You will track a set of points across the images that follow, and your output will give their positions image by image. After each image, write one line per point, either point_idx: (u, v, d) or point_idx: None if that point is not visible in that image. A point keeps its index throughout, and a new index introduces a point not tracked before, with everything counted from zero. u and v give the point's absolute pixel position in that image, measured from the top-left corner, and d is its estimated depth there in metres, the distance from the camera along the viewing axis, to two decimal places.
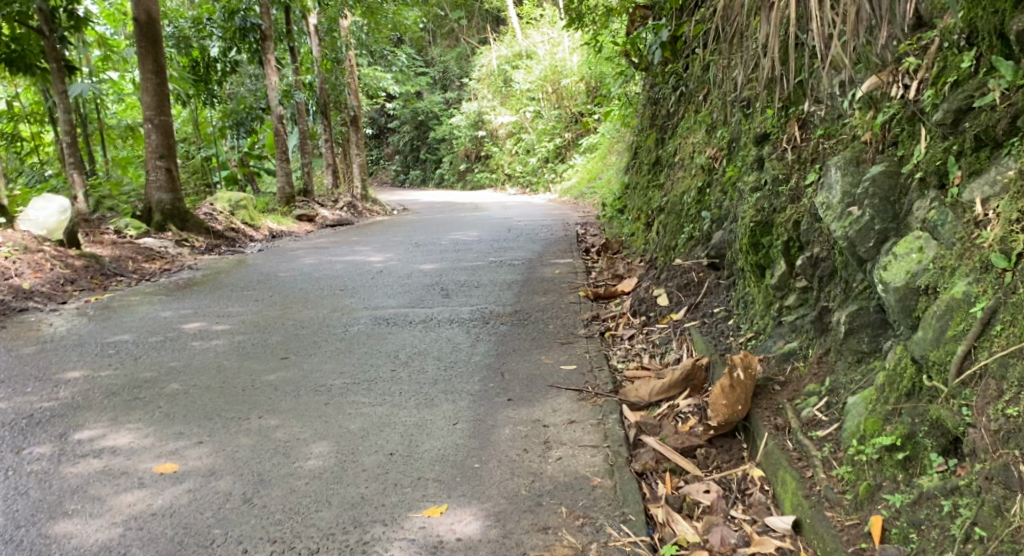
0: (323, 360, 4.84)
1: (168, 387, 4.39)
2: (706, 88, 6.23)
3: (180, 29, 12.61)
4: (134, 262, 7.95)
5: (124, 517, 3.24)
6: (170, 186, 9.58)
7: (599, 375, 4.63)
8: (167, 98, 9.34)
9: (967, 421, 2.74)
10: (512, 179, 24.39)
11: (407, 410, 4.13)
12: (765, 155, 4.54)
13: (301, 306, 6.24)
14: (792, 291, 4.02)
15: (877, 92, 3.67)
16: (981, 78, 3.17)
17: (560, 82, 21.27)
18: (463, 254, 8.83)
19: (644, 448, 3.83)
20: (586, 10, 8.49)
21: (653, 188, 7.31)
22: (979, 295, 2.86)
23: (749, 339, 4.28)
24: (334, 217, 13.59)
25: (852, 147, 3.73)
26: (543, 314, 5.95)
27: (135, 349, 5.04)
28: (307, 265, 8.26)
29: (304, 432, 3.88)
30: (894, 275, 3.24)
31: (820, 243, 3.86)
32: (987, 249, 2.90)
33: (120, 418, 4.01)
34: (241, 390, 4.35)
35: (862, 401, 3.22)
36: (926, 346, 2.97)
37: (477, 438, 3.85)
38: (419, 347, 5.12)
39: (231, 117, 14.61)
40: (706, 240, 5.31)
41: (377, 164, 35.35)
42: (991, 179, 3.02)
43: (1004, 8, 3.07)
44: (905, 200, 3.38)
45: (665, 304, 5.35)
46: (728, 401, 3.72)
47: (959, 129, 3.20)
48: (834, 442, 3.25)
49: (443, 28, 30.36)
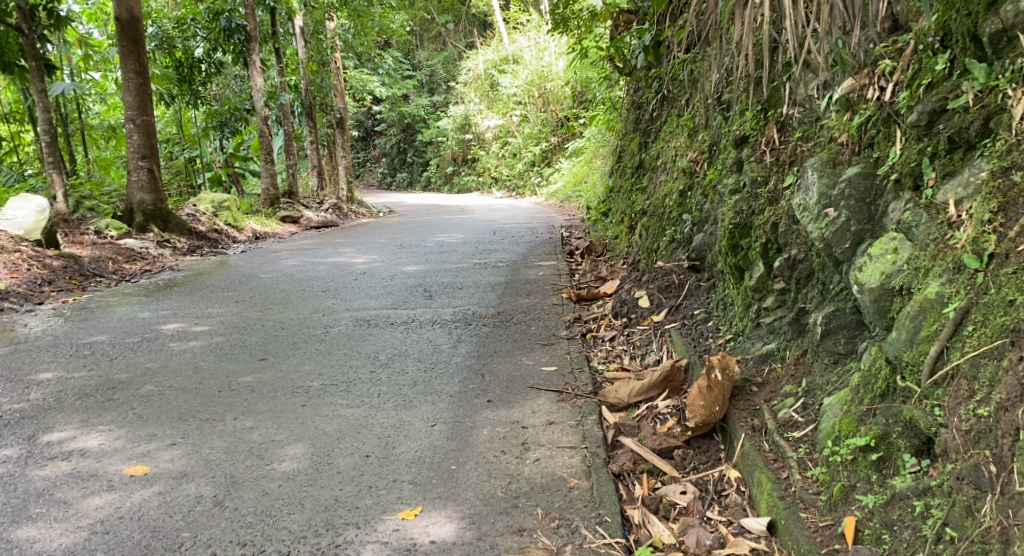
0: (301, 361, 4.81)
1: (143, 388, 4.35)
2: (688, 92, 6.23)
3: (164, 29, 12.58)
4: (113, 263, 7.89)
5: (90, 520, 3.21)
6: (152, 188, 9.50)
7: (579, 376, 4.62)
8: (149, 97, 9.29)
9: (939, 421, 2.75)
10: (498, 182, 24.38)
11: (384, 412, 4.11)
12: (745, 157, 4.55)
13: (281, 307, 6.20)
14: (770, 293, 4.02)
15: (853, 95, 3.68)
16: (955, 80, 3.18)
17: (547, 85, 21.29)
18: (447, 256, 8.81)
19: (621, 449, 3.83)
20: (570, 14, 8.49)
21: (636, 192, 7.31)
22: (951, 296, 2.87)
23: (727, 341, 4.28)
24: (318, 218, 13.55)
25: (829, 149, 3.74)
26: (526, 315, 5.94)
27: (110, 350, 4.99)
28: (289, 267, 8.22)
29: (280, 434, 3.86)
30: (869, 277, 3.25)
31: (798, 244, 3.87)
32: (960, 249, 2.91)
33: (92, 420, 3.97)
34: (217, 391, 4.32)
35: (837, 401, 3.23)
36: (900, 347, 2.97)
37: (454, 440, 3.83)
38: (399, 348, 5.10)
39: (214, 118, 14.42)
40: (688, 242, 5.32)
41: (363, 166, 35.31)
42: (965, 181, 3.04)
43: (977, 10, 3.10)
44: (881, 200, 3.40)
45: (647, 306, 5.35)
46: (705, 402, 3.72)
47: (933, 131, 3.21)
48: (810, 443, 3.24)
49: (430, 31, 30.39)
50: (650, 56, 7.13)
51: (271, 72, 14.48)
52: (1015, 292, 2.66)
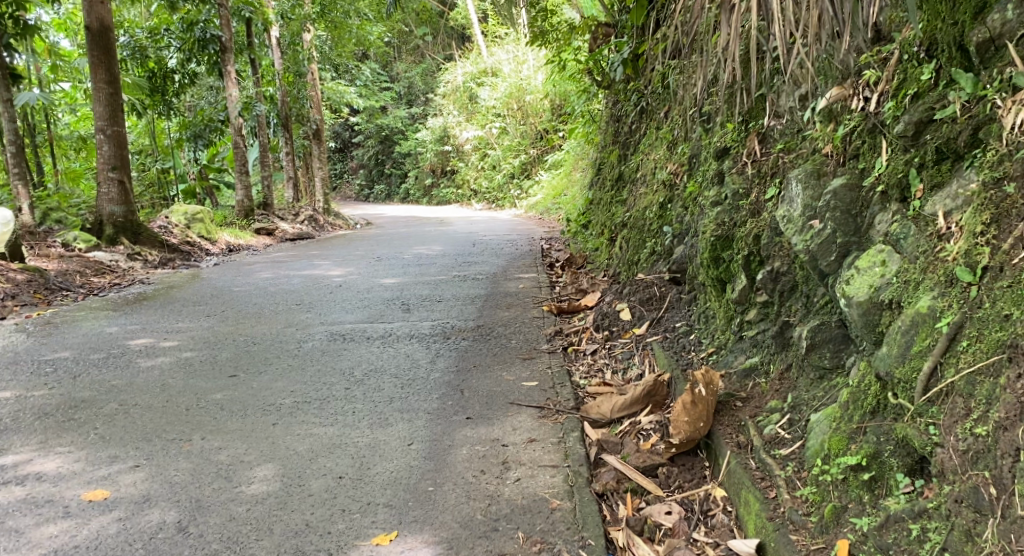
0: (273, 378, 4.67)
1: (106, 407, 4.20)
2: (667, 104, 6.17)
3: (136, 39, 12.30)
4: (81, 276, 7.71)
5: (44, 551, 3.06)
6: (123, 200, 9.31)
7: (560, 391, 4.52)
8: (120, 108, 9.13)
9: (935, 440, 2.66)
10: (478, 194, 24.28)
11: (359, 431, 3.98)
12: (726, 169, 4.47)
13: (254, 321, 6.05)
14: (753, 306, 3.94)
15: (837, 105, 3.60)
16: (941, 91, 3.12)
17: (525, 98, 21.24)
18: (425, 268, 8.69)
19: (604, 467, 3.72)
20: (550, 27, 8.59)
21: (616, 204, 7.24)
22: (944, 310, 2.79)
23: (710, 355, 4.20)
24: (294, 230, 13.39)
25: (812, 160, 3.67)
26: (506, 328, 5.83)
27: (74, 367, 4.83)
28: (263, 280, 8.08)
29: (249, 454, 3.72)
30: (857, 290, 3.17)
31: (780, 257, 3.78)
32: (952, 262, 2.84)
33: (50, 442, 3.82)
34: (185, 410, 4.18)
35: (825, 418, 3.14)
36: (891, 363, 2.89)
37: (431, 459, 3.71)
38: (375, 364, 4.97)
39: (189, 129, 14.19)
40: (668, 254, 5.25)
41: (341, 178, 35.09)
42: (953, 193, 2.98)
43: (963, 19, 3.05)
44: (867, 212, 3.34)
45: (628, 318, 5.26)
46: (690, 418, 3.63)
47: (920, 141, 3.15)
48: (798, 461, 3.16)
49: (409, 43, 30.37)
50: (629, 69, 7.13)
51: (246, 83, 14.27)
52: (1010, 307, 2.60)
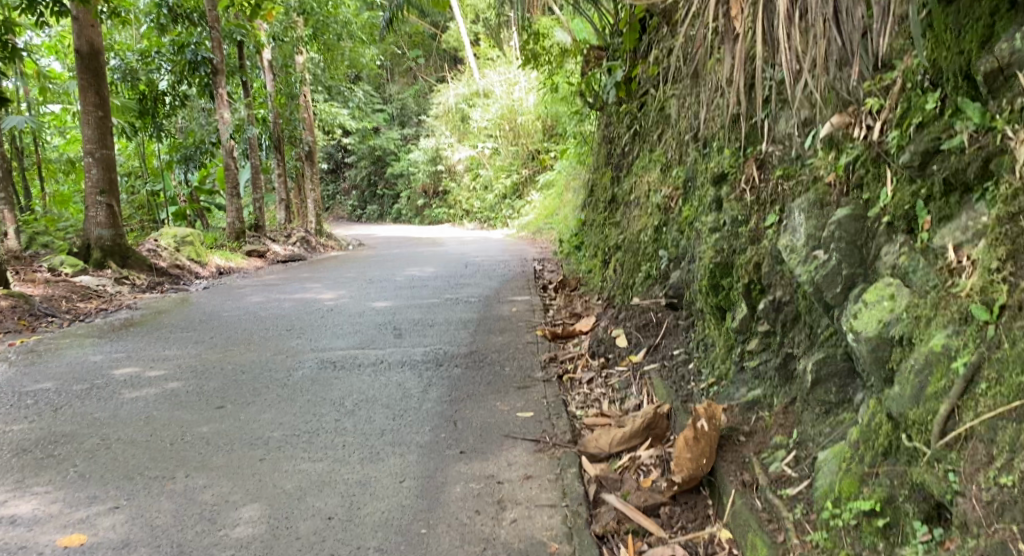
0: (260, 410, 4.54)
1: (87, 442, 4.08)
2: (661, 126, 6.07)
3: (127, 62, 12.18)
4: (66, 301, 7.59)
5: None
6: (111, 223, 9.18)
7: (557, 423, 4.40)
8: (109, 131, 9.05)
9: (954, 489, 2.56)
10: (471, 214, 24.23)
11: (349, 467, 3.86)
12: (723, 195, 4.35)
13: (243, 348, 5.92)
14: (753, 336, 3.84)
15: (838, 133, 3.52)
16: (947, 121, 3.04)
17: (517, 119, 21.20)
18: (417, 291, 8.57)
19: (605, 506, 3.63)
20: (542, 50, 8.53)
21: (609, 226, 7.14)
22: (959, 348, 2.70)
23: (710, 386, 4.09)
24: (284, 252, 13.29)
25: (815, 189, 3.57)
26: (499, 354, 5.72)
27: (56, 399, 4.71)
28: (252, 304, 7.95)
29: (235, 493, 3.61)
30: (865, 325, 3.08)
31: (782, 286, 3.69)
32: (965, 299, 2.76)
33: (27, 481, 3.70)
34: (169, 445, 4.06)
35: (834, 457, 3.05)
36: (904, 404, 2.81)
37: (424, 498, 3.60)
38: (366, 393, 4.84)
39: (179, 150, 14.08)
40: (664, 279, 5.15)
41: (333, 199, 34.96)
42: (962, 225, 2.91)
43: (969, 48, 2.97)
44: (873, 243, 3.25)
45: (624, 345, 5.16)
46: (693, 454, 3.54)
47: (927, 172, 3.07)
48: (806, 503, 3.06)
49: (402, 65, 30.39)
50: (621, 91, 7.07)
51: (238, 105, 14.18)
52: None
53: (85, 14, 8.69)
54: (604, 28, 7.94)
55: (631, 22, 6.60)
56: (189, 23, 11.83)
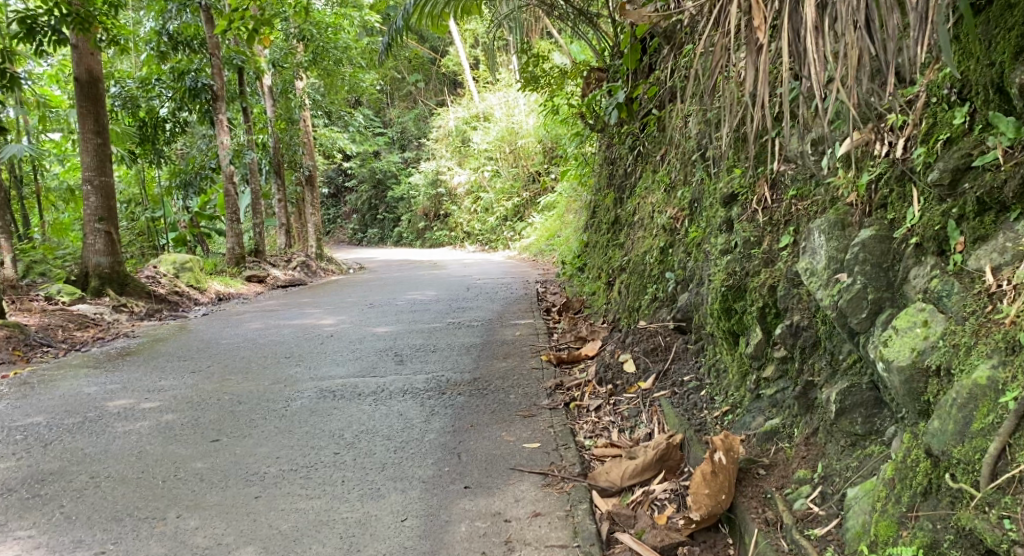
0: (257, 443, 4.34)
1: (75, 480, 3.91)
2: (665, 146, 5.89)
3: (127, 89, 11.99)
4: (62, 331, 7.41)
5: None
6: (109, 251, 9.00)
7: (565, 455, 4.20)
8: (108, 158, 8.93)
9: (1011, 537, 2.44)
10: (471, 237, 24.08)
11: (348, 504, 3.68)
12: (734, 216, 4.15)
13: (240, 377, 5.73)
14: (770, 362, 3.64)
15: (858, 151, 3.34)
16: (978, 136, 2.89)
17: (517, 141, 21.07)
18: (418, 315, 8.37)
19: (619, 546, 3.43)
20: (540, 72, 8.29)
21: (614, 247, 6.93)
22: (1007, 381, 2.56)
23: (725, 414, 3.89)
24: (285, 277, 13.09)
25: (835, 209, 3.37)
26: (503, 382, 5.50)
27: (47, 434, 4.51)
28: (252, 331, 7.75)
29: (228, 535, 3.46)
30: (897, 353, 2.88)
31: (800, 309, 3.49)
32: (1011, 328, 2.61)
33: (11, 525, 3.55)
34: (161, 482, 3.88)
35: (866, 495, 2.90)
36: (947, 440, 2.64)
37: (426, 539, 3.43)
38: (366, 425, 4.63)
39: (179, 176, 13.99)
40: (672, 303, 4.96)
41: (334, 223, 34.82)
42: (1000, 247, 2.76)
43: (1001, 59, 2.82)
44: (900, 266, 3.06)
45: (632, 371, 4.95)
46: (711, 490, 3.32)
47: (958, 191, 2.91)
48: (839, 545, 2.92)
49: (402, 88, 30.33)
50: (623, 112, 6.77)
51: (237, 131, 14.05)
52: None
53: (83, 43, 8.56)
54: (604, 49, 7.79)
55: (632, 43, 6.43)
56: (189, 50, 11.81)
